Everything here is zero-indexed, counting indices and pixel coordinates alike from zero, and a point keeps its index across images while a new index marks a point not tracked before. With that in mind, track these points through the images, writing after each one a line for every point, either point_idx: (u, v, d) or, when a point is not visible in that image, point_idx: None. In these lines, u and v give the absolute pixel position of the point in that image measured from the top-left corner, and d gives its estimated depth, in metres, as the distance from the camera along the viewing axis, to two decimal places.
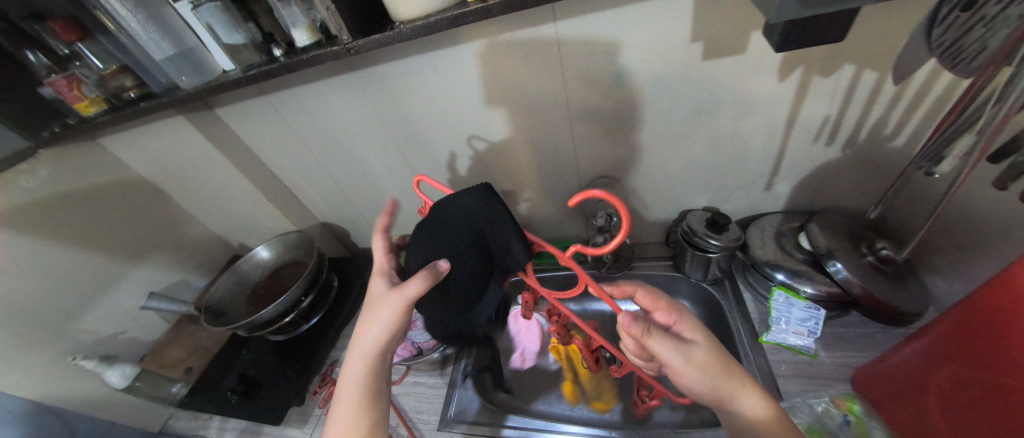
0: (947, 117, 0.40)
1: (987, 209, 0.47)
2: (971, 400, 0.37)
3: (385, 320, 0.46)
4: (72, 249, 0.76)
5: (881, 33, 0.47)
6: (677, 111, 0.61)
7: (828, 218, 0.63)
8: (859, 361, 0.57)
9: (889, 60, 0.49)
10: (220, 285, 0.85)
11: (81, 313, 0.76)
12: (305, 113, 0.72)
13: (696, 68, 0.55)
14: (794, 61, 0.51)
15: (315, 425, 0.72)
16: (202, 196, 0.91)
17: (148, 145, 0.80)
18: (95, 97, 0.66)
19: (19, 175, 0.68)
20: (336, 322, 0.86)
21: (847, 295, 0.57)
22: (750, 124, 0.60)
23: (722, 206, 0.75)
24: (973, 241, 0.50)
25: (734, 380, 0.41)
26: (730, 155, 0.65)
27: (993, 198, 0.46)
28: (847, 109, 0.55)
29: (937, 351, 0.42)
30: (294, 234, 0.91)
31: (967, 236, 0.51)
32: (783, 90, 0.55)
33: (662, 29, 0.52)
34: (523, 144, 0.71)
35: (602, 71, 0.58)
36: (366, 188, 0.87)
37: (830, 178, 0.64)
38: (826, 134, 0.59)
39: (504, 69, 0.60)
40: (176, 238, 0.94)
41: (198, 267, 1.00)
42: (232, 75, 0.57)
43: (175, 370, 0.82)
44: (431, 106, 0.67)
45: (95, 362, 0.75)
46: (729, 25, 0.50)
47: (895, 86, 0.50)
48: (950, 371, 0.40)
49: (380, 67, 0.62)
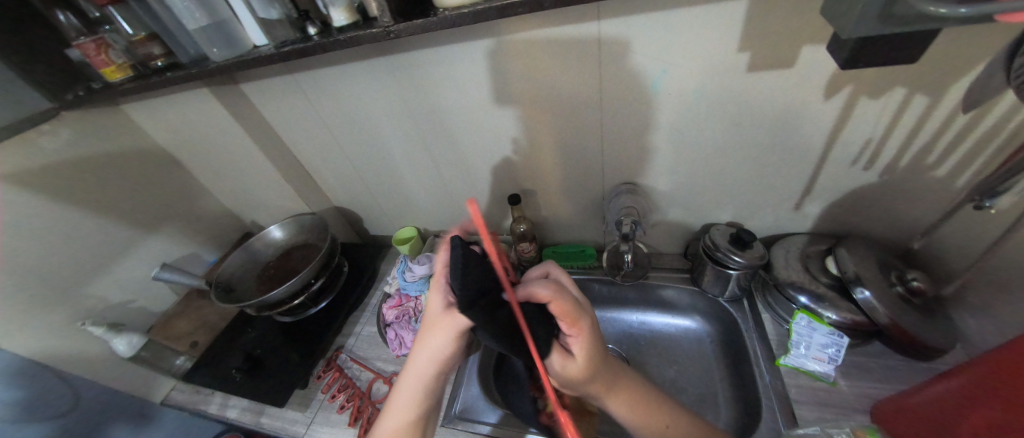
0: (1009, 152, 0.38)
1: None
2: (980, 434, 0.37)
3: (440, 345, 0.50)
4: (88, 214, 0.75)
5: (941, 58, 0.44)
6: (713, 121, 0.59)
7: (857, 244, 0.62)
8: (879, 393, 0.56)
9: (944, 86, 0.47)
10: (231, 262, 0.85)
11: (92, 278, 0.76)
12: (331, 95, 0.71)
13: (740, 78, 0.53)
14: (844, 80, 0.49)
15: (317, 410, 0.72)
16: (219, 171, 0.91)
17: (170, 116, 0.79)
18: (122, 62, 0.65)
19: (41, 136, 0.68)
20: (344, 308, 0.86)
21: (873, 324, 0.55)
22: (787, 141, 0.58)
23: (746, 222, 0.73)
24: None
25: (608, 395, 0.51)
26: (761, 171, 0.64)
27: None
28: (891, 134, 0.53)
29: (967, 390, 0.41)
30: (308, 216, 0.90)
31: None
32: (826, 109, 0.53)
33: (710, 36, 0.50)
34: (549, 143, 0.70)
35: (640, 74, 0.56)
36: (384, 176, 0.86)
37: (863, 203, 0.63)
38: (865, 157, 0.57)
39: (539, 65, 0.59)
40: (190, 211, 0.94)
41: (210, 241, 0.99)
42: (264, 50, 0.56)
43: (181, 343, 0.82)
44: (459, 98, 0.66)
45: (104, 328, 0.75)
46: (780, 36, 0.48)
47: (945, 114, 0.48)
48: (972, 404, 0.40)
49: (412, 54, 0.61)
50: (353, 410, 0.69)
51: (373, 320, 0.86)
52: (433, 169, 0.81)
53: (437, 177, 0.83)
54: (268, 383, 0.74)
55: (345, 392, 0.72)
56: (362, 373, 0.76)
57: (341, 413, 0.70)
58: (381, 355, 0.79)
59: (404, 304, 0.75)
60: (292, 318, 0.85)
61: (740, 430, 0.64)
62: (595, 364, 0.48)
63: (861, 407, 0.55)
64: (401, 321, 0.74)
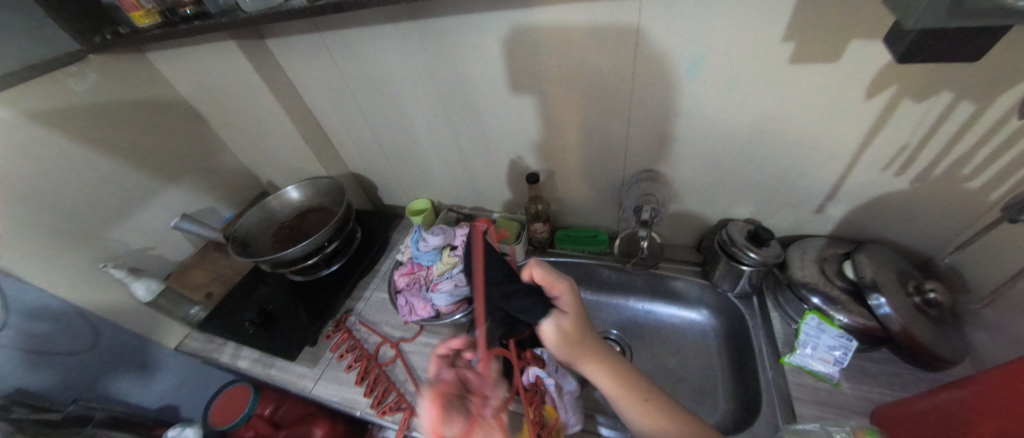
0: None
1: None
2: None
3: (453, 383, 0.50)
4: (112, 159, 0.76)
5: (996, 62, 0.42)
6: (745, 113, 0.57)
7: (878, 251, 0.61)
8: (881, 398, 0.56)
9: (995, 93, 0.45)
10: (249, 218, 0.86)
11: (115, 223, 0.78)
12: (356, 58, 0.70)
13: (781, 70, 0.51)
14: (889, 78, 0.47)
15: (325, 367, 0.74)
16: (239, 128, 0.91)
17: (194, 67, 0.79)
18: (151, 8, 0.65)
19: (69, 77, 0.69)
20: (355, 273, 0.87)
21: (884, 331, 0.55)
22: (819, 140, 0.57)
23: (764, 220, 0.73)
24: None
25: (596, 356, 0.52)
26: (788, 169, 0.63)
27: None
28: (929, 140, 0.51)
29: (967, 400, 0.41)
30: (325, 180, 0.90)
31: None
32: (865, 109, 0.51)
33: (756, 22, 0.48)
34: (574, 124, 0.69)
35: (677, 59, 0.55)
36: (404, 145, 0.86)
37: (887, 210, 0.62)
38: (899, 162, 0.55)
39: (572, 41, 0.57)
40: (210, 165, 0.95)
41: (228, 197, 1.01)
42: (295, 3, 0.54)
43: (197, 293, 0.84)
44: (486, 70, 0.65)
45: (125, 272, 0.77)
46: (829, 28, 0.46)
47: (991, 123, 0.47)
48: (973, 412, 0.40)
49: (443, 20, 0.60)
50: (361, 370, 0.71)
51: (382, 287, 0.88)
52: (453, 142, 0.81)
53: (457, 151, 0.82)
54: (280, 338, 0.76)
55: (352, 352, 0.74)
56: (370, 336, 0.78)
57: (348, 372, 0.72)
58: (389, 321, 0.81)
59: (416, 272, 0.76)
60: (304, 278, 0.87)
61: (738, 423, 0.65)
62: (578, 324, 0.53)
63: (861, 410, 0.56)
64: (412, 289, 0.75)
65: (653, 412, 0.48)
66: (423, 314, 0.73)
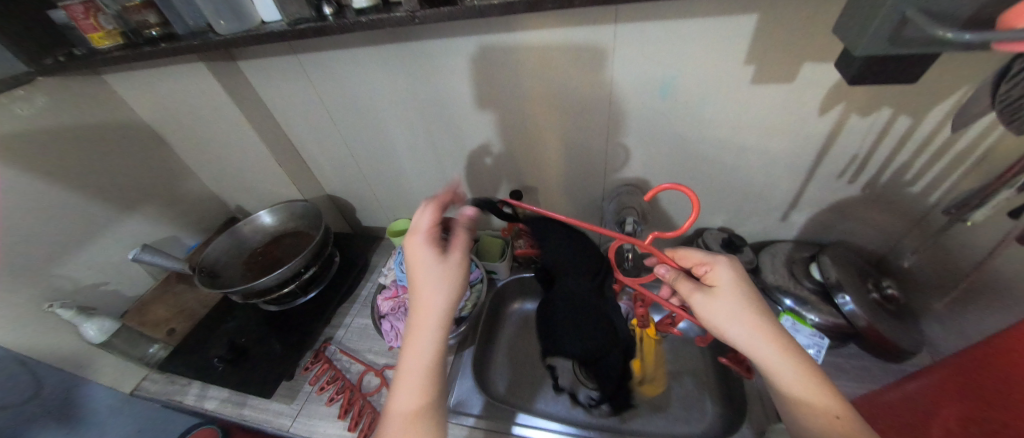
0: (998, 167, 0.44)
1: (1010, 268, 0.49)
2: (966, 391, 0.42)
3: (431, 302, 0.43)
4: (64, 191, 0.70)
5: (930, 85, 0.48)
6: (713, 132, 0.62)
7: (839, 252, 0.65)
8: (854, 391, 0.61)
9: (926, 109, 0.50)
10: (216, 246, 0.81)
11: (62, 259, 0.71)
12: (334, 80, 0.69)
13: (745, 90, 0.55)
14: (839, 98, 0.53)
15: (303, 403, 0.70)
16: (205, 153, 0.87)
17: (155, 88, 0.74)
18: (112, 29, 0.60)
19: (14, 101, 0.63)
20: (334, 298, 0.83)
21: (851, 327, 0.59)
22: (780, 154, 0.62)
23: (736, 228, 0.77)
24: (964, 276, 0.56)
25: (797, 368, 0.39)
26: (753, 182, 0.68)
27: (1020, 249, 0.48)
28: (876, 150, 0.57)
29: (949, 389, 0.44)
30: (300, 203, 0.86)
31: (995, 280, 0.51)
32: (820, 124, 0.56)
33: (720, 46, 0.51)
34: (555, 142, 0.71)
35: (651, 81, 0.58)
36: (385, 166, 0.85)
37: (843, 214, 0.67)
38: (851, 172, 0.61)
39: (552, 66, 0.59)
40: (174, 192, 0.89)
41: (191, 225, 0.95)
42: (274, 27, 0.52)
43: (158, 330, 0.78)
44: (469, 91, 0.66)
45: (73, 312, 0.69)
46: (788, 52, 0.50)
47: (924, 133, 0.53)
48: (959, 395, 0.43)
49: (424, 43, 0.60)
50: (343, 403, 0.67)
51: (364, 312, 0.85)
52: (434, 162, 0.81)
53: (438, 170, 0.83)
54: (253, 374, 0.71)
55: (334, 384, 0.71)
56: (352, 365, 0.74)
57: (330, 406, 0.68)
58: (372, 347, 0.77)
59: (400, 296, 0.74)
60: (279, 308, 0.82)
61: (724, 424, 0.62)
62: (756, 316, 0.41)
63: None
64: (396, 313, 0.72)
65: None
66: None
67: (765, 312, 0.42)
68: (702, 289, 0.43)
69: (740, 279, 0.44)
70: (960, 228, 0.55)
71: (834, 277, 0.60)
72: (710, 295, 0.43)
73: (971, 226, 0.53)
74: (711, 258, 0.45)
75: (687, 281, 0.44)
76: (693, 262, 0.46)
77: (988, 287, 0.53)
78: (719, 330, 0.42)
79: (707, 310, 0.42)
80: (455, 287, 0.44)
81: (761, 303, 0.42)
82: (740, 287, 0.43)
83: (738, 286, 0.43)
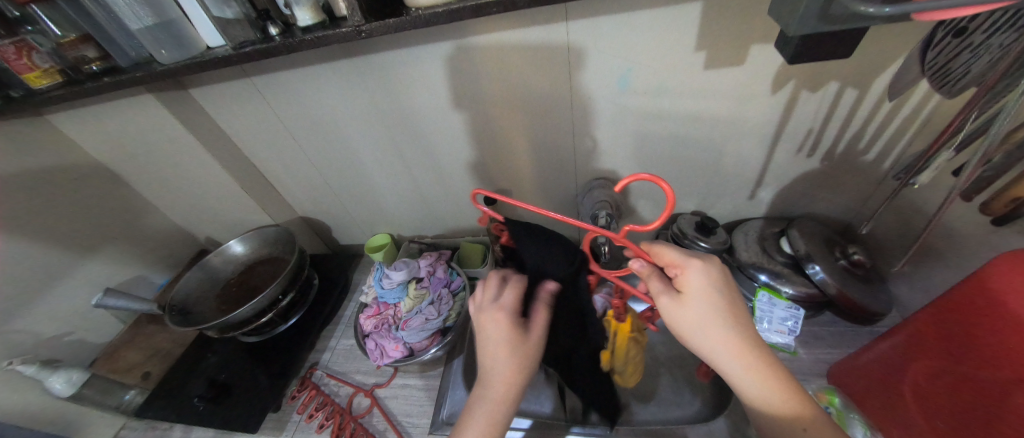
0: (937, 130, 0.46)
1: (962, 225, 0.51)
2: (937, 365, 0.42)
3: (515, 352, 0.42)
4: (14, 241, 0.67)
5: (870, 57, 0.50)
6: (674, 120, 0.63)
7: (807, 225, 0.67)
8: (833, 357, 0.63)
9: (870, 79, 0.52)
10: (186, 281, 0.78)
11: (19, 312, 0.67)
12: (292, 99, 0.67)
13: (700, 76, 0.56)
14: (788, 77, 0.54)
15: (293, 433, 0.68)
16: (166, 186, 0.84)
17: (103, 124, 0.71)
18: (49, 67, 0.57)
19: None
20: (317, 322, 0.81)
21: (824, 295, 0.61)
22: (740, 135, 0.63)
23: (708, 210, 0.79)
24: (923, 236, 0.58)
25: (765, 377, 0.38)
26: (719, 164, 0.69)
27: (968, 205, 0.50)
28: (828, 122, 0.59)
29: (920, 359, 0.45)
30: (272, 228, 0.84)
31: (951, 237, 0.53)
32: (774, 103, 0.58)
33: (671, 36, 0.52)
34: (523, 142, 0.71)
35: (609, 75, 0.58)
36: (356, 182, 0.83)
37: (807, 186, 0.69)
38: (808, 146, 0.63)
39: (511, 68, 0.59)
40: (137, 230, 0.86)
41: (158, 262, 0.91)
42: (221, 52, 0.51)
43: (129, 376, 0.76)
44: (431, 100, 0.66)
45: (36, 367, 0.66)
46: (736, 36, 0.51)
47: (869, 103, 0.55)
48: (928, 363, 0.44)
49: (379, 55, 0.59)
50: (334, 429, 0.66)
51: (349, 333, 0.83)
52: (405, 173, 0.80)
53: (410, 181, 0.82)
54: (238, 410, 0.69)
55: (323, 410, 0.69)
56: (341, 388, 0.73)
57: (320, 433, 0.67)
58: (360, 368, 0.76)
59: (383, 312, 0.73)
60: (259, 338, 0.79)
61: (714, 403, 0.64)
62: (724, 320, 0.40)
63: (819, 371, 0.62)
64: (380, 330, 0.71)
65: (877, 404, 0.50)
66: (396, 355, 0.69)
67: (735, 317, 0.40)
68: (669, 293, 0.41)
69: (713, 283, 0.42)
70: (913, 191, 0.58)
71: (804, 249, 0.62)
72: (678, 300, 0.41)
73: (923, 188, 0.56)
74: (684, 261, 0.42)
75: (658, 282, 0.42)
76: (666, 262, 0.44)
77: (944, 244, 0.55)
78: (683, 336, 0.41)
79: (672, 315, 0.41)
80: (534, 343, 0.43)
81: (732, 308, 0.41)
82: (711, 291, 0.41)
83: (708, 289, 0.41)
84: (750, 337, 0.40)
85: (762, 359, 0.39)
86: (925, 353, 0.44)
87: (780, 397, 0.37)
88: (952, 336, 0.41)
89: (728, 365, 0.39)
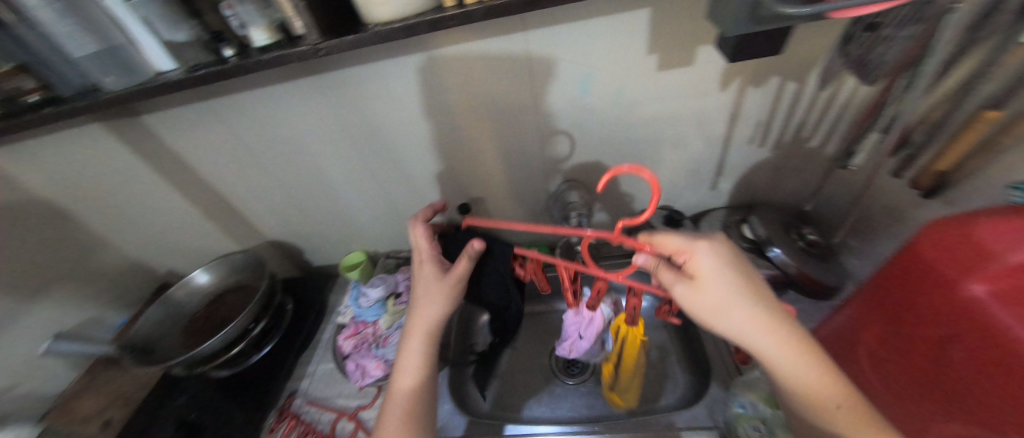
0: (865, 116, 0.51)
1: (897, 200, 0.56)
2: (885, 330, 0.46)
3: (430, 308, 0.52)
4: None
5: (802, 53, 0.55)
6: (635, 120, 0.66)
7: (765, 211, 0.71)
8: None
9: (806, 72, 0.57)
10: (148, 318, 0.74)
11: None
12: (252, 120, 0.65)
13: (654, 77, 0.60)
14: (733, 74, 0.58)
15: None
16: (120, 219, 0.79)
17: (46, 159, 0.67)
18: None
19: None
20: (293, 349, 0.79)
21: (785, 275, 0.65)
22: (697, 131, 0.67)
23: (675, 204, 0.82)
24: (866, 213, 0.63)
25: (792, 352, 0.40)
26: (681, 159, 0.72)
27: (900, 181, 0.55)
28: (774, 114, 0.63)
29: (870, 327, 0.48)
30: (239, 255, 0.81)
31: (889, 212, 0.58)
32: (724, 99, 0.62)
33: (623, 41, 0.55)
34: (493, 150, 0.72)
35: (570, 80, 0.61)
36: (326, 201, 0.82)
37: (761, 174, 0.74)
38: (758, 137, 0.67)
39: (474, 78, 0.61)
40: (92, 269, 0.80)
41: (115, 301, 0.86)
42: (173, 77, 0.50)
43: (90, 425, 0.71)
44: (397, 114, 0.66)
45: None
46: (682, 38, 0.55)
47: (807, 95, 0.60)
48: (877, 330, 0.47)
49: (341, 72, 0.59)
50: None
51: (327, 355, 0.79)
52: (377, 188, 0.79)
53: (382, 196, 0.81)
54: None
55: None
56: (322, 415, 0.69)
57: None
58: (342, 391, 0.72)
59: (361, 331, 0.71)
60: (232, 371, 0.75)
61: (695, 389, 0.66)
62: (742, 301, 0.42)
63: None
64: (360, 350, 0.70)
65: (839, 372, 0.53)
66: (377, 374, 0.67)
67: (753, 295, 0.43)
68: (684, 281, 0.43)
69: (723, 263, 0.44)
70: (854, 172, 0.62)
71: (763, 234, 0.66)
72: (694, 288, 0.43)
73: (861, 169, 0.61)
74: (690, 245, 0.44)
75: (669, 270, 0.44)
76: (671, 251, 0.45)
77: (884, 219, 0.60)
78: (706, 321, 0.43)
79: (690, 301, 0.43)
80: (448, 296, 0.53)
81: (749, 286, 0.43)
82: (723, 273, 0.43)
83: (720, 271, 0.43)
84: (771, 313, 0.42)
85: (790, 335, 0.41)
86: (874, 321, 0.48)
87: (811, 371, 0.40)
88: (894, 303, 0.45)
89: (758, 343, 0.41)
